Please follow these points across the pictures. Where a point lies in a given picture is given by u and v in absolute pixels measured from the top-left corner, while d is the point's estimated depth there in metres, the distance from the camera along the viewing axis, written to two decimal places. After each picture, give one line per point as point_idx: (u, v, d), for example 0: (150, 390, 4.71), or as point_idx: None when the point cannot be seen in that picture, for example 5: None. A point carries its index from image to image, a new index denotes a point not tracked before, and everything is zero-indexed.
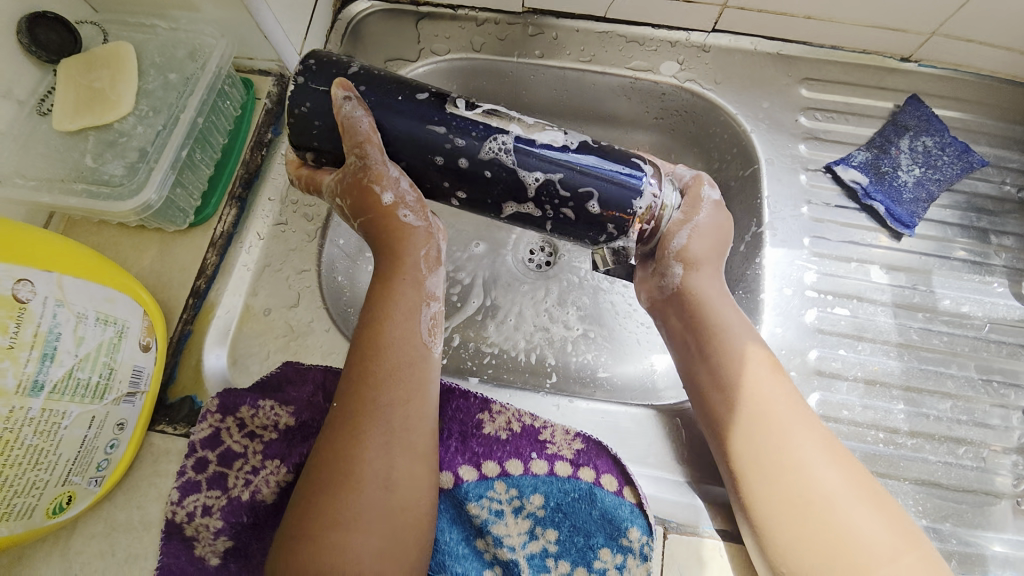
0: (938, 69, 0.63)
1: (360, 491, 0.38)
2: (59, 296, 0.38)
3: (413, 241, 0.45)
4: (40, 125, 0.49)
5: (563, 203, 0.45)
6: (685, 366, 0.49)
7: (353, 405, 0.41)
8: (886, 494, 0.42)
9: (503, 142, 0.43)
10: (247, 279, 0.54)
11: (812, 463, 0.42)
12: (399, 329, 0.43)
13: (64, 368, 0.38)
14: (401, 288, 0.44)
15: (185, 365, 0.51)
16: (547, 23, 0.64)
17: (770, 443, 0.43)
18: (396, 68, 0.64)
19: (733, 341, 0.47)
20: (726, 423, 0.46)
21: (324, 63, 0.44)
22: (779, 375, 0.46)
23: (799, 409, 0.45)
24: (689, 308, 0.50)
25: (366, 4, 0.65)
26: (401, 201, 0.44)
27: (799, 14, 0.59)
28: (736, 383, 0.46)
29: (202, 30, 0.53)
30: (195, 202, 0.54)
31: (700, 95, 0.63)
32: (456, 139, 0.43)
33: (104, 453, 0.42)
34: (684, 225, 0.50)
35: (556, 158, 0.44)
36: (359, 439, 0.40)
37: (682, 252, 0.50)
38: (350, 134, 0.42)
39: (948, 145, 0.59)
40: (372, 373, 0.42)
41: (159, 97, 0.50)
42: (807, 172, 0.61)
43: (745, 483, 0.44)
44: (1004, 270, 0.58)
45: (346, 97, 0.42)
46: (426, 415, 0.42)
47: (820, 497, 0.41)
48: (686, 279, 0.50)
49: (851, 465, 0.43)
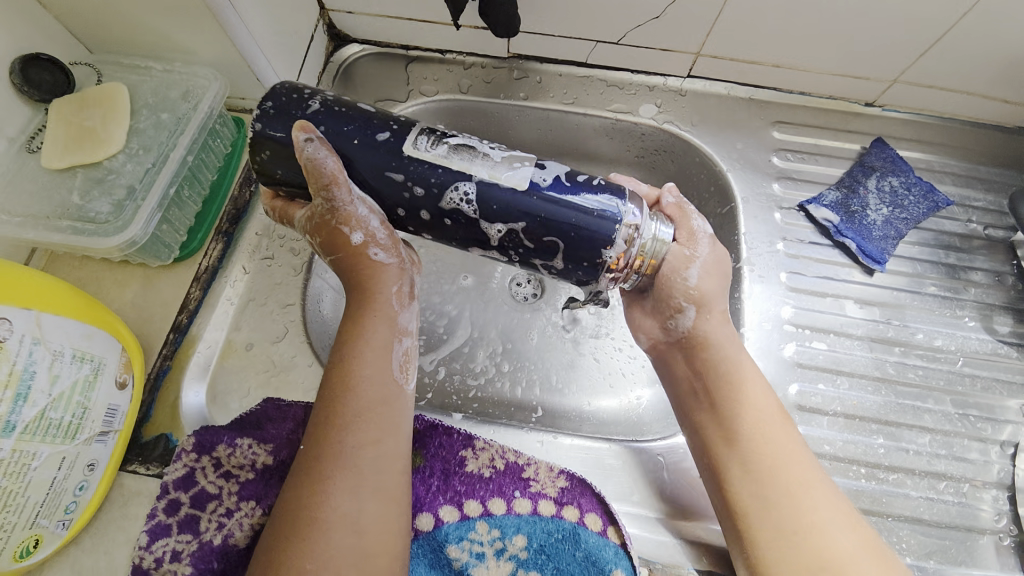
0: (900, 113, 0.66)
1: (325, 537, 0.37)
2: (36, 334, 0.38)
3: (384, 278, 0.46)
4: (29, 162, 0.49)
5: (528, 249, 0.46)
6: (689, 413, 0.49)
7: (318, 448, 0.40)
8: (891, 555, 0.43)
9: (464, 193, 0.43)
10: (229, 314, 0.54)
11: (826, 524, 0.42)
12: (368, 369, 0.43)
13: (36, 408, 0.37)
14: (371, 323, 0.45)
15: (162, 402, 0.50)
16: (531, 67, 0.67)
17: (782, 500, 0.43)
18: (385, 107, 0.66)
19: (746, 392, 0.47)
20: (735, 478, 0.45)
21: (282, 103, 0.44)
22: (790, 429, 0.47)
23: (808, 467, 0.45)
24: (699, 356, 0.49)
25: (358, 48, 0.68)
26: (372, 240, 0.45)
27: (768, 62, 0.62)
28: (747, 438, 0.46)
29: (196, 72, 0.55)
30: (180, 237, 0.54)
31: (679, 136, 0.66)
32: (414, 188, 0.44)
33: (73, 496, 0.41)
34: (692, 262, 0.49)
35: (516, 206, 0.44)
36: (327, 483, 0.39)
37: (691, 291, 0.49)
38: (315, 177, 0.43)
39: (914, 186, 0.62)
40: (342, 415, 0.41)
41: (149, 135, 0.51)
42: (782, 211, 0.63)
43: (751, 539, 0.44)
44: (974, 305, 0.60)
45: (308, 139, 0.43)
46: (398, 456, 0.42)
47: (831, 556, 0.41)
48: (696, 323, 0.50)
49: (858, 524, 0.43)
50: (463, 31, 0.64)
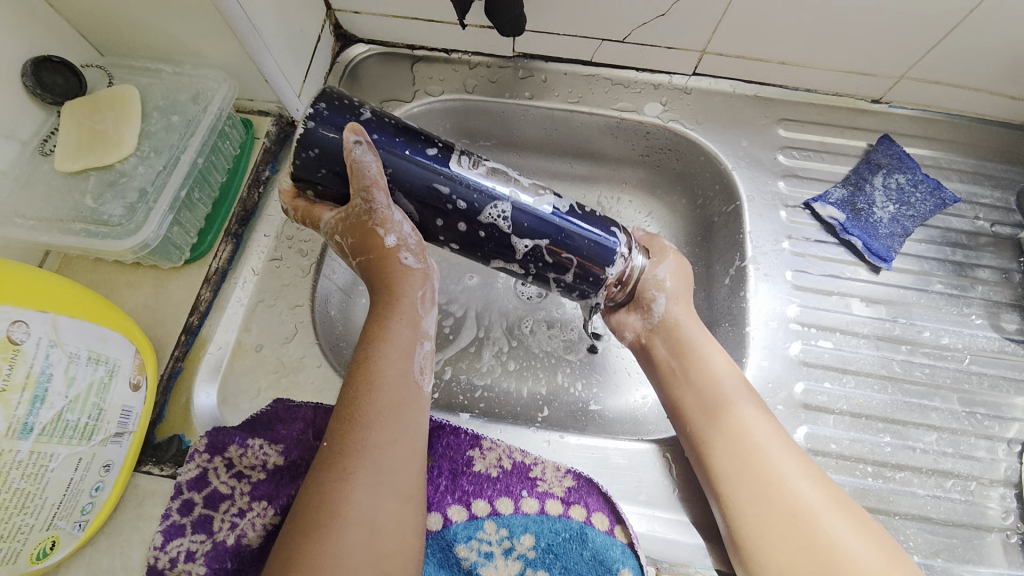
0: (907, 110, 0.66)
1: (343, 536, 0.38)
2: (53, 337, 0.39)
3: (411, 282, 0.46)
4: (42, 166, 0.50)
5: (547, 265, 0.47)
6: (668, 393, 0.50)
7: (337, 447, 0.41)
8: (871, 519, 0.43)
9: (501, 211, 0.45)
10: (239, 316, 0.55)
11: (793, 479, 0.44)
12: (393, 370, 0.44)
13: (54, 409, 0.38)
14: (397, 326, 0.45)
15: (175, 403, 0.51)
16: (536, 66, 0.67)
17: (757, 469, 0.44)
18: (391, 108, 0.67)
19: (718, 367, 0.49)
20: (714, 453, 0.46)
21: (336, 106, 0.43)
22: (761, 402, 0.48)
23: (781, 436, 0.46)
24: (674, 337, 0.51)
25: (364, 48, 0.68)
26: (403, 244, 0.45)
27: (774, 60, 0.62)
28: (721, 412, 0.47)
29: (204, 75, 0.55)
30: (191, 238, 0.55)
31: (684, 135, 0.66)
32: (457, 201, 0.44)
33: (89, 496, 0.42)
34: (660, 264, 0.52)
35: (547, 226, 0.46)
36: (348, 482, 0.40)
37: (663, 286, 0.51)
38: (358, 178, 0.42)
39: (921, 183, 0.62)
40: (364, 414, 0.42)
41: (160, 139, 0.52)
42: (787, 209, 0.63)
43: (733, 509, 0.45)
44: (981, 303, 0.60)
45: (358, 141, 0.42)
46: (414, 455, 0.43)
47: (808, 519, 0.42)
48: (668, 309, 0.51)
49: (834, 488, 0.44)
50: (468, 31, 0.64)
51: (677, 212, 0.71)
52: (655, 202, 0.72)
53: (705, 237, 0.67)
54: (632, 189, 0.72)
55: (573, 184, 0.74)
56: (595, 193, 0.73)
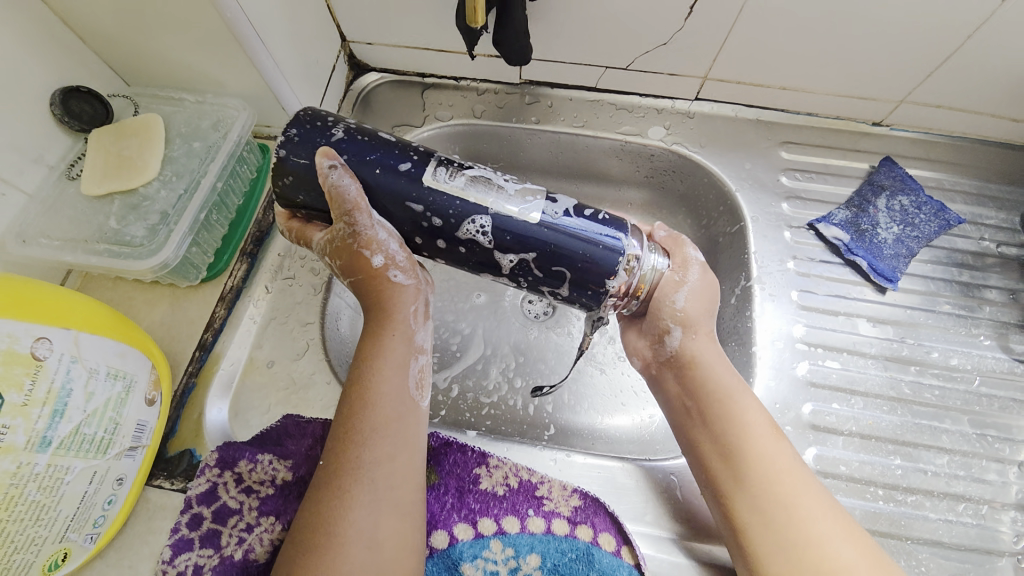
0: (909, 132, 0.67)
1: (344, 553, 0.38)
2: (74, 353, 0.40)
3: (403, 298, 0.48)
4: (69, 189, 0.52)
5: (538, 278, 0.48)
6: (684, 432, 0.50)
7: (334, 463, 0.41)
8: (899, 570, 0.42)
9: (479, 226, 0.46)
10: (252, 333, 0.56)
11: (825, 535, 0.42)
12: (388, 386, 0.44)
13: (72, 423, 0.39)
14: (390, 342, 0.46)
15: (187, 418, 0.52)
16: (543, 92, 0.70)
17: (778, 515, 0.43)
18: (402, 132, 0.69)
19: (738, 407, 0.48)
20: (733, 495, 0.46)
21: (305, 131, 0.46)
22: (784, 444, 0.47)
23: (805, 480, 0.45)
24: (689, 374, 0.51)
25: (376, 76, 0.71)
26: (391, 262, 0.47)
27: (775, 85, 0.64)
28: (740, 454, 0.46)
29: (225, 102, 0.58)
30: (208, 258, 0.56)
31: (688, 157, 0.67)
32: (432, 218, 0.46)
33: (102, 509, 0.43)
34: (680, 286, 0.50)
35: (530, 237, 0.46)
36: (346, 497, 0.40)
37: (681, 315, 0.50)
38: (338, 203, 0.44)
39: (924, 204, 0.63)
40: (359, 430, 0.42)
41: (181, 163, 0.54)
42: (792, 229, 0.64)
43: (754, 556, 0.43)
44: (989, 324, 0.60)
45: (332, 166, 0.45)
46: (412, 472, 0.43)
47: (834, 571, 0.41)
48: (683, 343, 0.51)
49: (860, 536, 0.43)
50: (476, 59, 0.66)
51: (681, 232, 0.72)
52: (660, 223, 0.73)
53: (710, 257, 0.68)
54: (637, 210, 0.74)
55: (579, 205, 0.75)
56: None
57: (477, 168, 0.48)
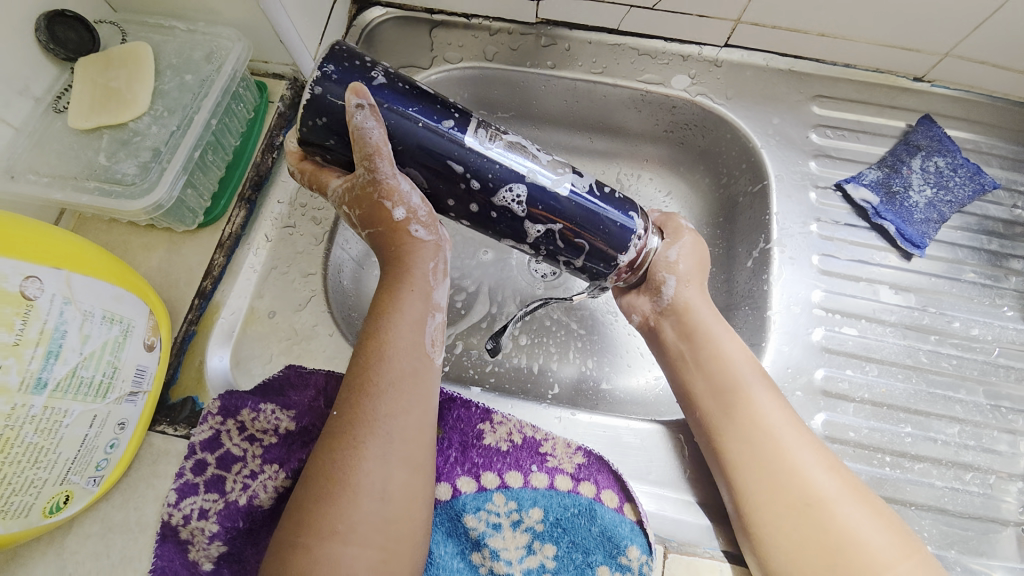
0: (951, 90, 0.62)
1: (354, 504, 0.38)
2: (67, 294, 0.38)
3: (423, 255, 0.45)
4: (55, 123, 0.49)
5: (558, 250, 0.46)
6: (675, 374, 0.50)
7: (349, 414, 0.41)
8: (882, 503, 0.42)
9: (516, 194, 0.43)
10: (252, 282, 0.55)
11: (808, 467, 0.42)
12: (404, 341, 0.43)
13: (68, 365, 0.38)
14: (408, 299, 0.44)
15: (188, 365, 0.51)
16: (560, 34, 0.64)
17: (764, 449, 0.43)
18: (409, 74, 0.64)
19: (728, 348, 0.48)
20: (722, 434, 0.45)
21: (343, 70, 0.41)
22: (772, 384, 0.47)
23: (792, 417, 0.45)
24: (683, 319, 0.50)
25: (381, 11, 0.66)
26: (413, 216, 0.44)
27: (812, 31, 0.59)
28: (729, 393, 0.46)
29: (218, 32, 0.53)
30: (204, 202, 0.54)
31: (712, 109, 0.63)
32: (471, 181, 0.43)
33: (103, 453, 0.42)
34: (671, 245, 0.50)
35: (560, 208, 0.44)
36: (359, 450, 0.39)
37: (673, 267, 0.49)
38: (361, 146, 0.41)
39: (960, 167, 0.59)
40: (373, 383, 0.41)
41: (173, 98, 0.51)
42: (817, 190, 0.61)
43: (740, 489, 0.44)
44: (1015, 295, 0.57)
45: (360, 105, 0.40)
46: (426, 428, 0.42)
47: (818, 500, 0.41)
48: (678, 293, 0.50)
49: (843, 469, 0.43)
50: None
51: (699, 191, 0.68)
52: (676, 180, 0.69)
53: (728, 218, 0.65)
54: (652, 166, 0.70)
55: (593, 160, 0.71)
56: (615, 169, 0.71)
57: (514, 133, 0.45)
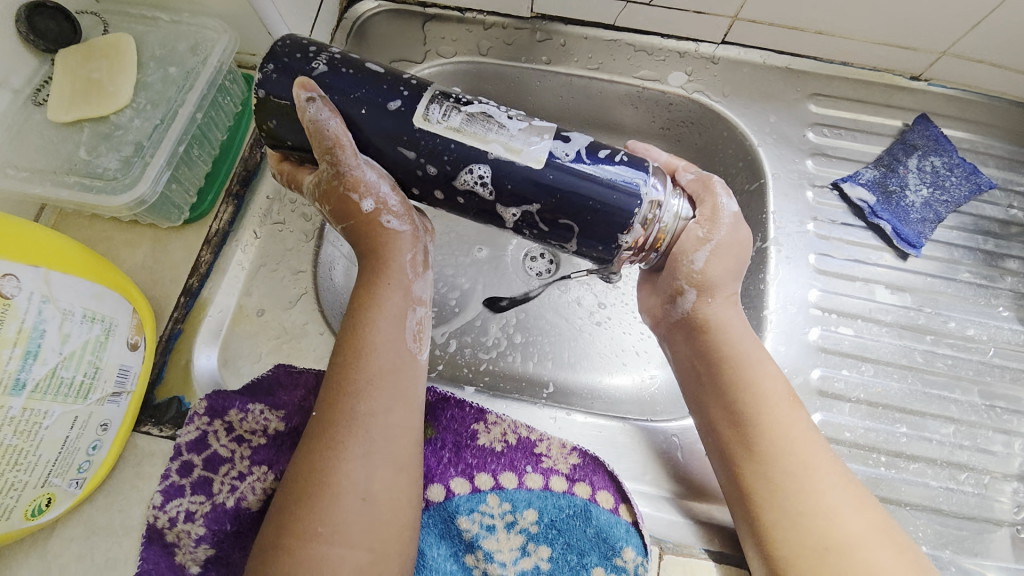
0: (947, 89, 0.62)
1: (340, 506, 0.37)
2: (45, 292, 0.37)
3: (399, 246, 0.45)
4: (35, 115, 0.48)
5: (543, 231, 0.45)
6: (694, 398, 0.48)
7: (327, 412, 0.40)
8: (911, 544, 0.41)
9: (479, 175, 0.42)
10: (241, 279, 0.53)
11: (836, 506, 0.41)
12: (381, 336, 0.42)
13: (47, 366, 0.37)
14: (385, 293, 0.43)
15: (174, 364, 0.49)
16: (555, 29, 0.64)
17: (789, 484, 0.42)
18: (401, 69, 0.63)
19: (753, 375, 0.46)
20: (743, 465, 0.44)
21: (283, 65, 0.41)
22: (801, 415, 0.45)
23: (819, 452, 0.43)
24: (702, 337, 0.48)
25: (373, 4, 0.64)
26: (383, 207, 0.43)
27: (810, 29, 0.58)
28: (753, 423, 0.44)
29: (204, 23, 0.52)
30: (190, 198, 0.53)
31: (709, 106, 0.62)
32: (427, 166, 0.42)
33: (86, 455, 0.41)
34: (704, 245, 0.47)
35: (534, 186, 0.42)
36: (340, 449, 0.39)
37: (699, 274, 0.48)
38: (319, 140, 0.41)
39: (956, 166, 0.59)
40: (353, 382, 0.41)
41: (157, 90, 0.49)
42: (814, 188, 0.60)
43: (762, 524, 0.42)
44: (1009, 294, 0.58)
45: (310, 98, 0.41)
46: (410, 427, 0.41)
47: (845, 542, 0.40)
48: (697, 305, 0.49)
49: (873, 508, 0.41)
50: None
51: None
52: None
53: None
54: None
55: None
56: None
57: (477, 103, 0.43)
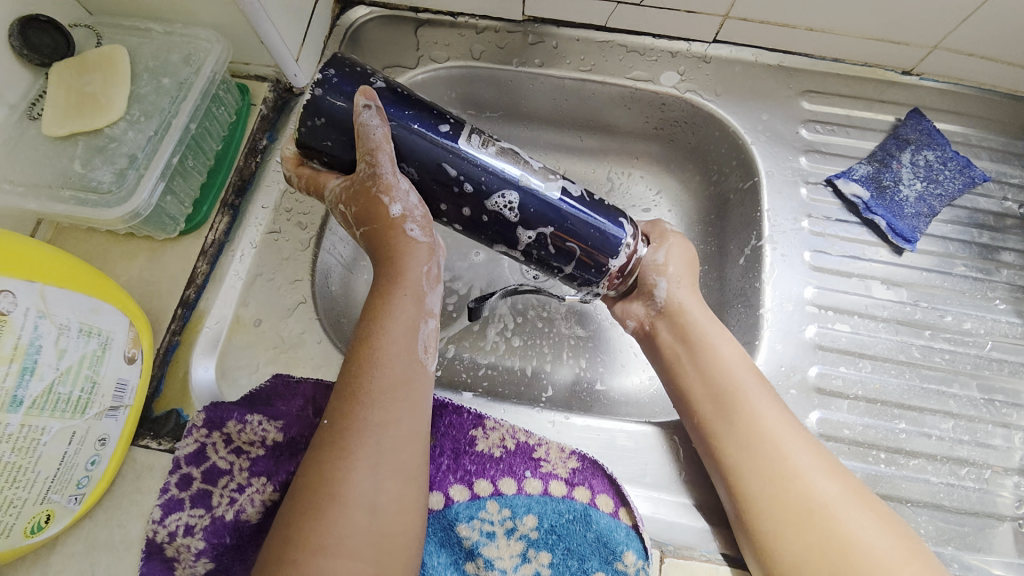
0: (939, 83, 0.62)
1: (344, 515, 0.37)
2: (40, 308, 0.37)
3: (415, 256, 0.44)
4: (29, 130, 0.48)
5: (550, 254, 0.46)
6: (671, 378, 0.49)
7: (339, 425, 0.40)
8: (884, 505, 0.42)
9: (509, 200, 0.43)
10: (237, 290, 0.53)
11: (811, 470, 0.42)
12: (395, 346, 0.42)
13: (44, 382, 0.37)
14: (399, 304, 0.43)
15: (173, 375, 0.50)
16: (547, 31, 0.64)
17: (764, 452, 0.43)
18: (393, 75, 0.63)
19: (723, 350, 0.47)
20: (720, 436, 0.45)
21: (346, 73, 0.42)
22: (770, 388, 0.46)
23: (790, 421, 0.45)
24: (677, 321, 0.49)
25: (365, 10, 0.64)
26: (408, 215, 0.43)
27: (801, 26, 0.58)
28: (726, 395, 0.46)
29: (197, 34, 0.52)
30: (186, 209, 0.53)
31: (701, 106, 0.62)
32: (465, 185, 0.43)
33: (85, 469, 0.41)
34: (660, 249, 0.50)
35: (550, 211, 0.44)
36: (347, 460, 0.38)
37: (663, 269, 0.49)
38: (363, 143, 0.41)
39: (950, 160, 0.59)
40: (363, 392, 0.40)
41: (150, 102, 0.49)
42: (808, 186, 0.60)
43: (743, 493, 0.43)
44: (1005, 288, 0.58)
45: (367, 106, 0.41)
46: (419, 436, 0.41)
47: (819, 505, 0.41)
48: (670, 293, 0.50)
49: (844, 472, 0.43)
50: None
51: (689, 189, 0.68)
52: (666, 178, 0.69)
53: (720, 215, 0.65)
54: (643, 164, 0.69)
55: (583, 158, 0.70)
56: (605, 167, 0.70)
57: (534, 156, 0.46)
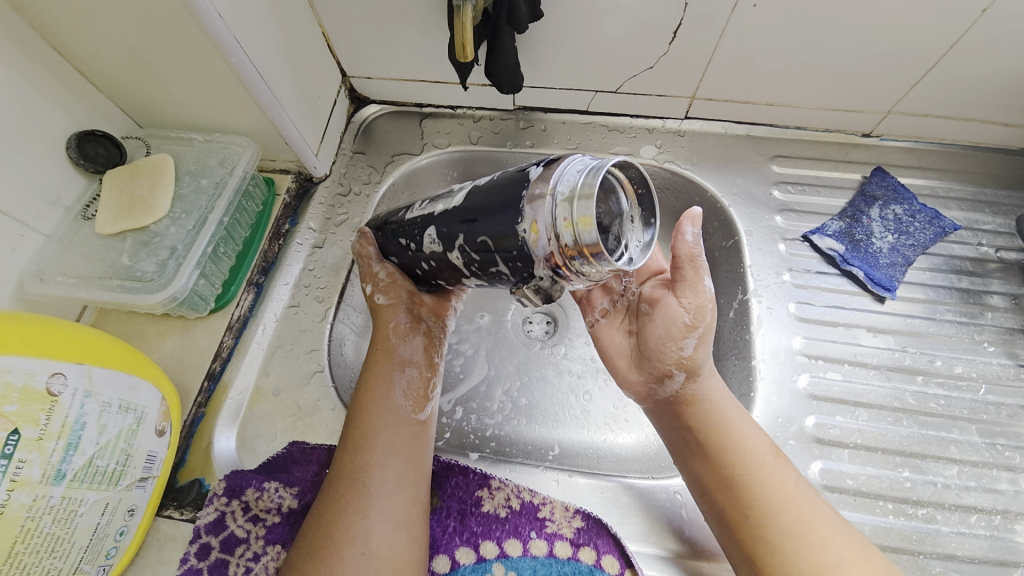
0: (899, 142, 0.68)
1: (341, 557, 0.41)
2: (87, 387, 0.41)
3: (388, 318, 0.52)
4: (82, 229, 0.55)
5: (482, 261, 0.41)
6: (687, 467, 0.49)
7: (337, 468, 0.45)
8: None
9: (431, 234, 0.45)
10: (258, 362, 0.58)
11: (835, 561, 0.42)
12: (381, 401, 0.48)
13: (85, 456, 0.41)
14: (382, 363, 0.50)
15: (196, 447, 0.53)
16: (537, 117, 0.72)
17: (788, 545, 0.43)
18: (401, 161, 0.71)
19: (736, 438, 0.47)
20: (742, 528, 0.44)
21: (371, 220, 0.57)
22: (790, 472, 0.46)
23: (813, 507, 0.44)
24: (687, 403, 0.49)
25: (376, 108, 0.74)
26: (376, 289, 0.53)
27: (762, 102, 0.65)
28: (742, 485, 0.45)
29: (232, 140, 0.60)
30: (215, 289, 0.58)
31: (680, 174, 0.68)
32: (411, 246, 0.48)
33: (114, 540, 0.44)
34: (688, 333, 0.48)
35: (455, 216, 0.42)
36: (342, 504, 0.43)
37: (686, 362, 0.48)
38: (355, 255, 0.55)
39: (918, 213, 0.63)
40: (355, 435, 0.47)
41: (190, 200, 0.57)
42: (786, 242, 0.64)
43: None
44: (992, 330, 0.59)
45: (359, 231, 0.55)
46: (416, 479, 0.47)
47: None
48: (685, 385, 0.49)
49: (873, 558, 0.42)
50: (472, 88, 0.69)
51: None
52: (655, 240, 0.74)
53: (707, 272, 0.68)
54: None
55: None
56: None
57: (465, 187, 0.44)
